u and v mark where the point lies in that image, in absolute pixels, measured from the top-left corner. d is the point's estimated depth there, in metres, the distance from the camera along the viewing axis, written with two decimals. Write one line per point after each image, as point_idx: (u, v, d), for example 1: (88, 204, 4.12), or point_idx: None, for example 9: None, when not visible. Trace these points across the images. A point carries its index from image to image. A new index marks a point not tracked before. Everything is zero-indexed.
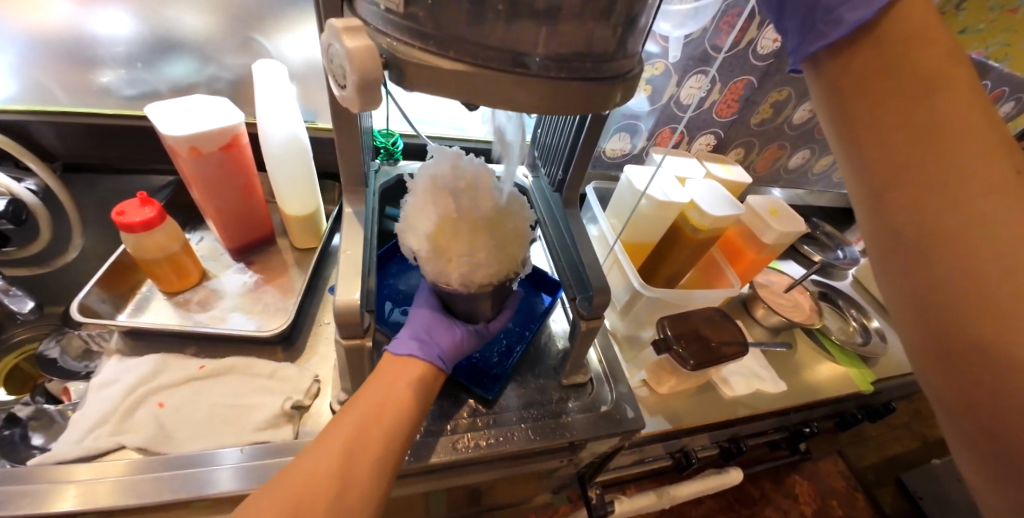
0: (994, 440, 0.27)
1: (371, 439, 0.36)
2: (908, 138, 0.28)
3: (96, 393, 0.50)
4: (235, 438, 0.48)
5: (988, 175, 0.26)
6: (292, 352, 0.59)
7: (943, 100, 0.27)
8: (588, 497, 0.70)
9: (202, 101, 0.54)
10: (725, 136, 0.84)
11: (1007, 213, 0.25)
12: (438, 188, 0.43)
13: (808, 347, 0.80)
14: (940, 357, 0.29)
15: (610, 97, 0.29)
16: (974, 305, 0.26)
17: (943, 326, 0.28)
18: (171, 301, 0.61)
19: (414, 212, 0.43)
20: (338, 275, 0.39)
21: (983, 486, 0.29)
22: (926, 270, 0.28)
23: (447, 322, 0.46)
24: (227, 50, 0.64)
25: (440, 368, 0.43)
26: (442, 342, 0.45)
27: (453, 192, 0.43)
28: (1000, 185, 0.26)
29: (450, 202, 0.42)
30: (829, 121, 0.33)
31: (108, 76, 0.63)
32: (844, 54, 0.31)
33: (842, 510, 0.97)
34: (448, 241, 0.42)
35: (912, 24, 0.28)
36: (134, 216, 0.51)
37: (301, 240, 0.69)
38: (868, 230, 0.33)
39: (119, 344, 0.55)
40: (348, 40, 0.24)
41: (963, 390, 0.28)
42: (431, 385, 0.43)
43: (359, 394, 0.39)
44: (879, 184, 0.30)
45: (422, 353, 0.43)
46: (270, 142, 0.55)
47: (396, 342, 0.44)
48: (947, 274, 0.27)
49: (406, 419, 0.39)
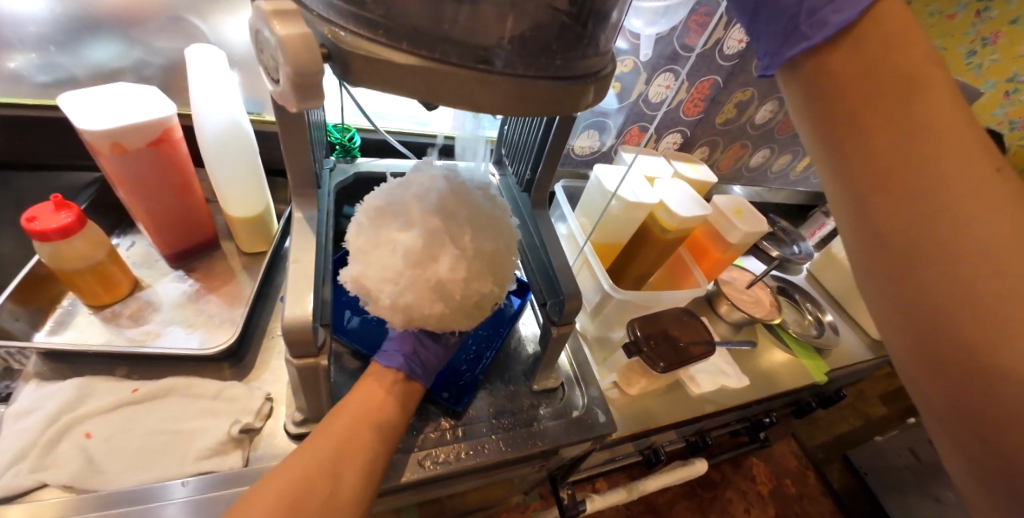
0: (984, 440, 0.27)
1: (362, 443, 0.35)
2: (892, 145, 0.28)
3: (10, 424, 0.43)
4: (177, 470, 0.43)
5: (969, 175, 0.27)
6: (241, 369, 0.54)
7: (921, 102, 0.27)
8: (560, 498, 0.70)
9: (125, 89, 0.48)
10: (692, 135, 0.85)
11: (987, 214, 0.26)
12: (399, 287, 0.34)
13: (768, 340, 0.83)
14: (926, 356, 0.29)
15: (583, 97, 0.27)
16: (958, 309, 0.26)
17: (929, 329, 0.28)
18: (98, 315, 0.54)
19: (372, 288, 0.35)
20: (286, 287, 0.36)
21: (976, 492, 0.29)
22: (911, 273, 0.28)
23: (433, 335, 0.41)
24: (158, 32, 0.57)
25: (422, 384, 0.41)
26: (430, 356, 0.41)
27: (418, 290, 0.34)
28: (980, 185, 0.26)
29: (415, 303, 0.35)
30: (808, 127, 0.33)
31: (18, 60, 0.55)
32: (823, 56, 0.30)
33: (796, 488, 1.03)
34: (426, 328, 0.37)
35: (890, 26, 0.28)
36: (49, 222, 0.45)
37: (248, 243, 0.63)
38: (849, 236, 0.33)
39: (37, 368, 0.49)
40: (279, 28, 0.21)
41: (953, 390, 0.28)
42: (414, 398, 0.41)
43: (343, 404, 0.37)
44: (863, 190, 0.30)
45: (410, 369, 0.40)
46: (207, 135, 0.49)
47: (383, 355, 0.41)
48: (932, 278, 0.27)
49: (393, 426, 0.38)
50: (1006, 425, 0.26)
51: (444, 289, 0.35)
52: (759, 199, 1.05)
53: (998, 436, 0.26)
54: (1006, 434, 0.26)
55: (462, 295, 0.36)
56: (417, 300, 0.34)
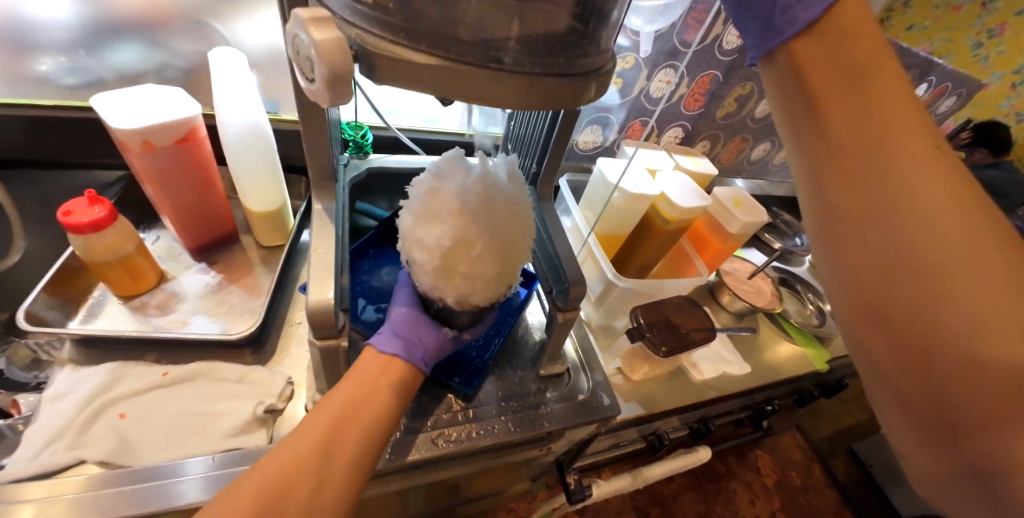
0: (933, 404, 0.28)
1: (349, 436, 0.36)
2: (849, 121, 0.30)
3: (49, 406, 0.46)
4: (205, 447, 0.46)
5: (914, 151, 0.28)
6: (261, 355, 0.57)
7: (874, 84, 0.29)
8: (566, 483, 0.72)
9: (153, 91, 0.51)
10: (693, 129, 0.87)
11: (931, 186, 0.28)
12: (465, 202, 0.39)
13: (770, 330, 0.84)
14: (876, 324, 0.30)
15: (586, 93, 0.29)
16: (905, 274, 0.28)
17: (878, 297, 0.30)
18: (127, 305, 0.57)
19: (439, 204, 0.40)
20: (309, 273, 0.38)
21: (925, 463, 0.30)
22: (864, 244, 0.30)
23: (429, 322, 0.46)
24: (178, 35, 0.60)
25: (420, 370, 0.43)
26: (425, 344, 0.44)
27: (480, 213, 0.39)
28: (926, 161, 0.28)
29: (468, 225, 0.39)
30: (777, 109, 0.35)
31: (48, 64, 0.58)
32: (793, 43, 0.32)
33: (801, 480, 1.04)
34: (463, 257, 0.39)
35: (849, 19, 0.30)
36: (83, 215, 0.47)
37: (266, 237, 0.66)
38: (811, 214, 0.35)
39: (72, 354, 0.52)
40: (315, 32, 0.23)
41: (901, 355, 0.29)
42: (411, 385, 0.43)
43: (335, 392, 0.38)
44: (821, 166, 0.32)
45: (407, 354, 0.42)
46: (229, 134, 0.52)
47: (379, 338, 0.43)
48: (884, 246, 0.29)
49: (384, 417, 0.39)
50: (951, 385, 0.27)
51: (497, 219, 0.40)
52: (761, 192, 1.07)
53: (942, 397, 0.27)
54: (951, 397, 0.27)
55: (511, 231, 0.41)
56: (476, 220, 0.39)
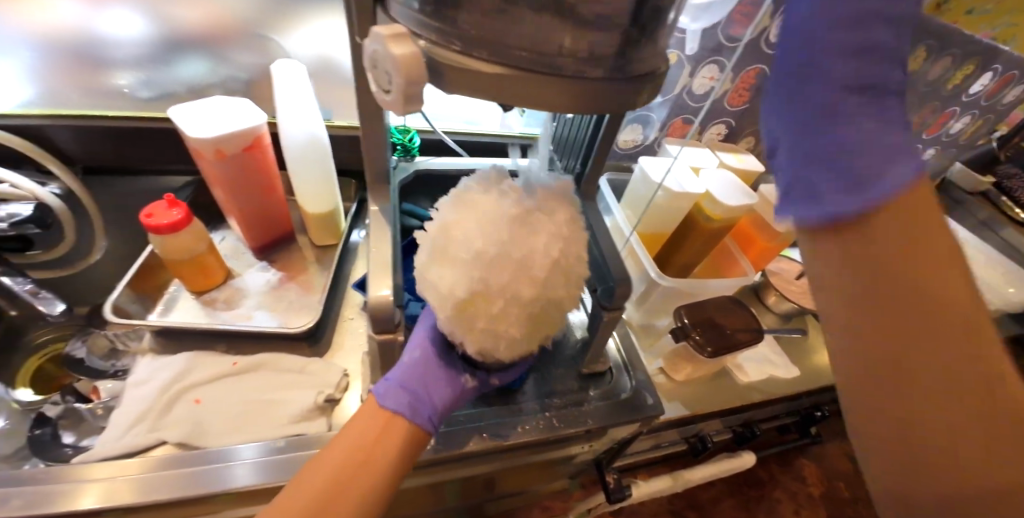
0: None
1: (347, 495, 0.36)
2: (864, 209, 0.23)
3: (133, 391, 0.51)
4: (271, 433, 0.50)
5: (934, 253, 0.22)
6: (318, 348, 0.61)
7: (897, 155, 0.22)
8: (606, 482, 0.71)
9: (223, 102, 0.55)
10: (737, 125, 0.84)
11: (949, 301, 0.22)
12: (486, 237, 0.33)
13: (819, 333, 0.81)
14: (887, 447, 0.25)
15: (640, 96, 0.30)
16: (928, 405, 0.22)
17: (890, 420, 0.24)
18: (198, 300, 0.62)
19: (455, 241, 0.34)
20: (369, 270, 0.41)
21: None
22: (875, 359, 0.24)
23: (444, 373, 0.41)
24: (239, 49, 0.65)
25: (427, 432, 0.39)
26: (437, 400, 0.40)
27: (508, 244, 0.33)
28: (941, 269, 0.22)
29: (493, 267, 0.33)
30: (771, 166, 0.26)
31: (125, 78, 0.65)
32: None
33: (850, 491, 0.98)
34: (482, 310, 0.34)
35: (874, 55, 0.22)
36: (162, 218, 0.52)
37: (320, 237, 0.70)
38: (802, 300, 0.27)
39: (152, 343, 0.57)
40: (393, 47, 0.25)
41: (912, 483, 0.24)
42: (416, 446, 0.39)
43: (331, 449, 0.37)
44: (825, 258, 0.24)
45: (413, 414, 0.38)
46: (290, 141, 0.56)
47: (384, 390, 0.39)
48: (904, 371, 0.23)
49: (387, 475, 0.37)
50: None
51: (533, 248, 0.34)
52: None
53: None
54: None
55: (549, 267, 0.35)
56: (504, 257, 0.33)
